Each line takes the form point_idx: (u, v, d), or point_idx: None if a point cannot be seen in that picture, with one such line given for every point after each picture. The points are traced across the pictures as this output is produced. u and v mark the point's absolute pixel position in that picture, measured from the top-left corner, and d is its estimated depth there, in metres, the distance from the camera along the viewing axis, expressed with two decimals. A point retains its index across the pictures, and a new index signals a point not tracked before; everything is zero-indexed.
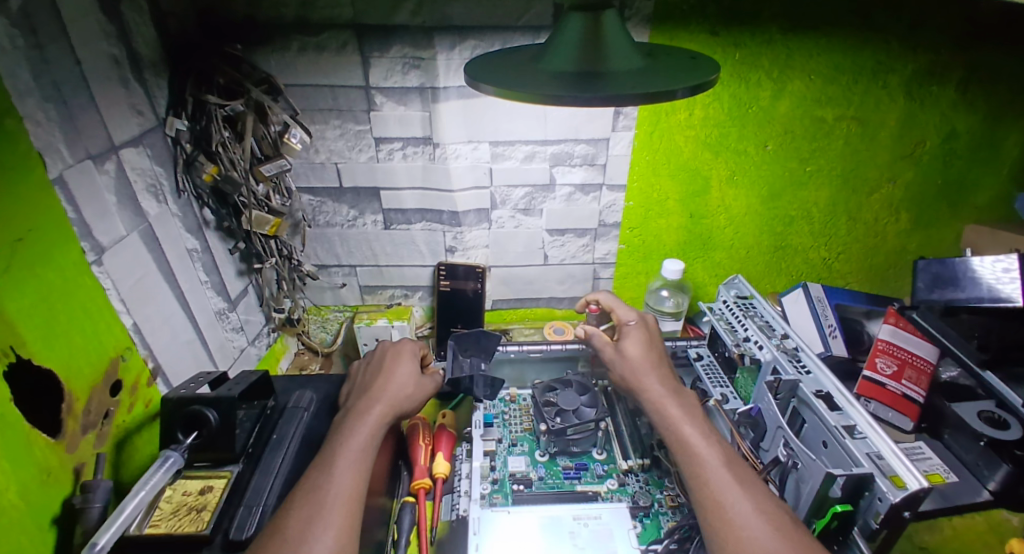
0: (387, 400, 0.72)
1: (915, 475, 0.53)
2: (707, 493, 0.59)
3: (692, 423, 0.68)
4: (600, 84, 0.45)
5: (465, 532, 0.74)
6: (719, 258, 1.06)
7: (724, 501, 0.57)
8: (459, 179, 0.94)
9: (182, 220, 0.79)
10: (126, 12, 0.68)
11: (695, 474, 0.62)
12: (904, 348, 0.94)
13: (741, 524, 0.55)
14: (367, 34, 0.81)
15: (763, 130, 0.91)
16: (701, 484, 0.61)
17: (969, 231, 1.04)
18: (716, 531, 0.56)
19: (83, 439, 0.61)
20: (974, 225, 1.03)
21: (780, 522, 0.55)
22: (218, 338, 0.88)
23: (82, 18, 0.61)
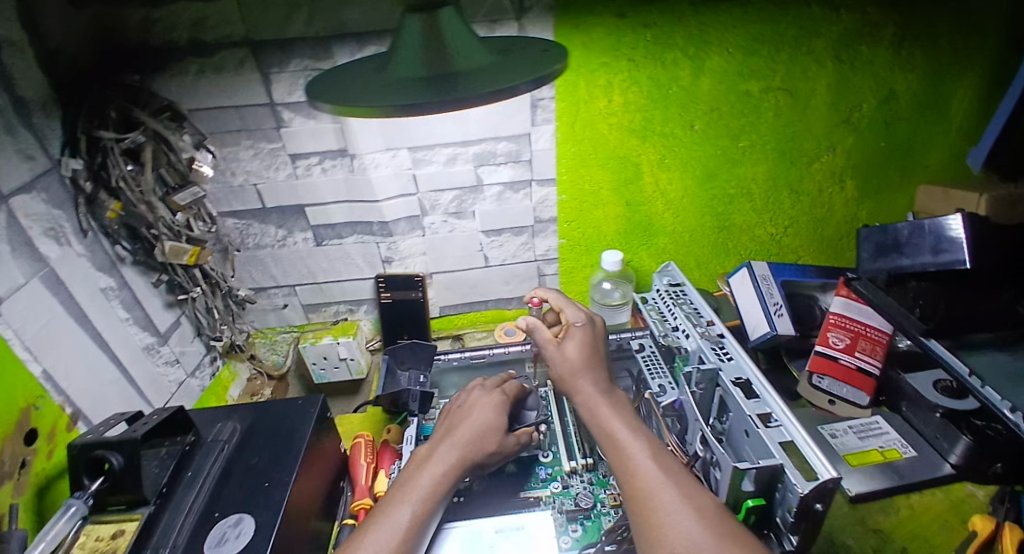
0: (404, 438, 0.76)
1: (826, 463, 0.50)
2: (635, 484, 0.58)
3: (622, 419, 0.68)
4: (456, 87, 0.42)
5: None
6: (663, 244, 1.04)
7: (656, 497, 0.55)
8: (383, 188, 0.92)
9: (89, 258, 0.77)
10: (4, 56, 0.65)
11: (630, 470, 0.60)
12: (857, 321, 0.89)
13: (667, 511, 0.54)
14: (263, 51, 0.78)
15: (688, 111, 0.87)
16: (631, 476, 0.59)
17: (923, 193, 1.00)
18: (644, 523, 0.54)
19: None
20: (927, 186, 0.99)
21: (706, 507, 0.54)
22: (148, 373, 0.87)
23: None
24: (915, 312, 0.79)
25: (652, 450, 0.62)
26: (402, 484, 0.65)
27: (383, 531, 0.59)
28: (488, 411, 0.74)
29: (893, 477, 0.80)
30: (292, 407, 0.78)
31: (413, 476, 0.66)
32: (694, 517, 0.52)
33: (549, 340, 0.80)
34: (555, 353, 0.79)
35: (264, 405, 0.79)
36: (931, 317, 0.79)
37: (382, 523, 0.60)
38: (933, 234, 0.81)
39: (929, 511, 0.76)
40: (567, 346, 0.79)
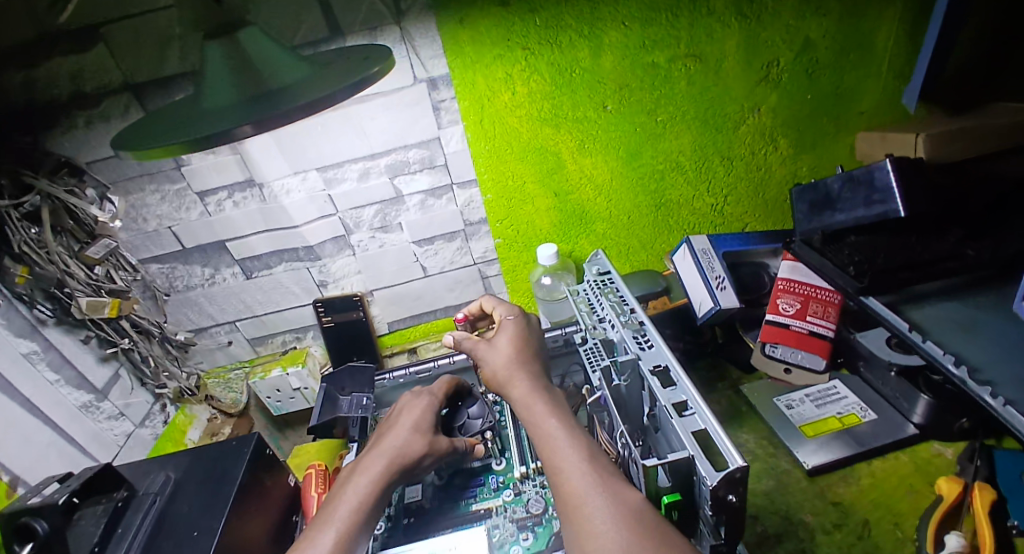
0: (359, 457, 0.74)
1: (734, 451, 0.46)
2: (565, 490, 0.52)
3: (560, 417, 0.62)
4: (269, 103, 0.39)
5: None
6: (602, 230, 1.01)
7: (583, 507, 0.49)
8: (300, 212, 0.90)
9: (6, 326, 0.74)
10: None
11: (559, 474, 0.54)
12: (805, 284, 0.86)
13: (595, 518, 0.47)
14: (145, 93, 0.75)
15: (597, 92, 0.84)
16: (560, 482, 0.53)
17: (862, 140, 0.95)
18: (574, 533, 0.48)
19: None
20: (866, 133, 0.94)
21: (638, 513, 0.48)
22: (88, 432, 0.85)
23: None
24: (849, 271, 0.76)
25: (585, 452, 0.55)
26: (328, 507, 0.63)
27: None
28: (415, 415, 0.75)
29: (853, 445, 0.77)
30: (226, 448, 0.76)
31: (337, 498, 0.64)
32: (622, 522, 0.46)
33: (475, 341, 0.76)
34: (488, 353, 0.73)
35: (200, 451, 0.76)
36: (864, 273, 0.75)
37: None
38: (865, 187, 0.79)
39: (893, 475, 0.73)
40: (499, 345, 0.74)
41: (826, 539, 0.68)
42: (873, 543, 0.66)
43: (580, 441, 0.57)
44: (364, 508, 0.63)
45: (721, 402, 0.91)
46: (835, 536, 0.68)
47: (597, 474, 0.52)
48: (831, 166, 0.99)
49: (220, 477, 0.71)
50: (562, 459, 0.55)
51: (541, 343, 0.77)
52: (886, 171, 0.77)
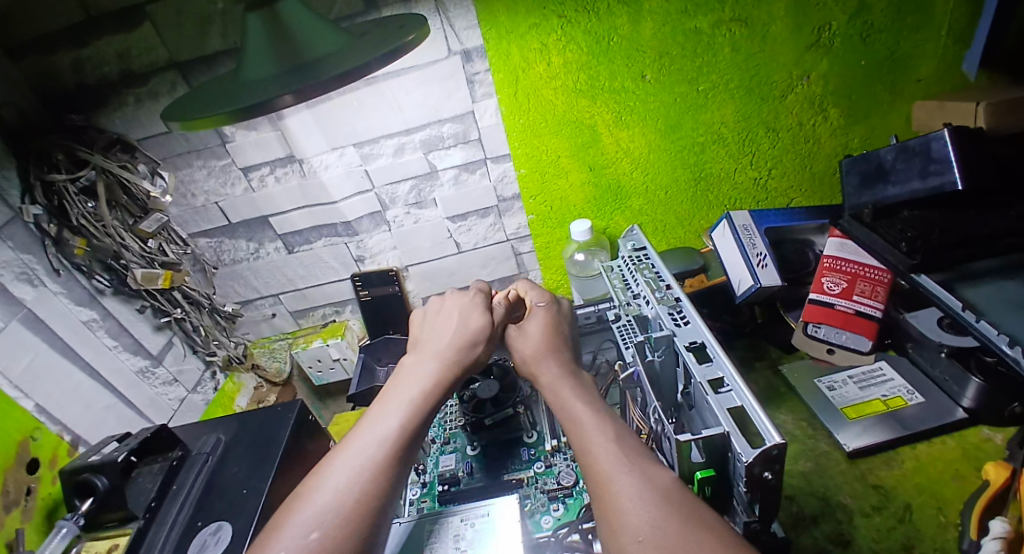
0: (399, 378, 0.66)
1: (772, 428, 0.45)
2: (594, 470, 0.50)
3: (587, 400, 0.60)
4: (308, 73, 0.41)
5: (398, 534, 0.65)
6: (638, 206, 0.99)
7: (613, 487, 0.47)
8: (337, 188, 0.91)
9: (66, 295, 0.81)
10: None
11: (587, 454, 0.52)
12: (852, 262, 0.81)
13: (625, 496, 0.46)
14: (190, 70, 0.77)
15: (635, 60, 0.81)
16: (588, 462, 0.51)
17: (918, 109, 0.89)
18: (603, 513, 0.46)
19: (7, 516, 0.62)
20: (921, 102, 0.88)
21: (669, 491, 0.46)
22: (146, 396, 0.91)
23: None
24: (901, 247, 0.74)
25: (614, 436, 0.53)
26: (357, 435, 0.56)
27: (359, 450, 0.53)
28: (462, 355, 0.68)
29: (897, 428, 0.74)
30: (272, 413, 0.80)
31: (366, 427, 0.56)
32: (652, 499, 0.44)
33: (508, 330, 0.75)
34: (519, 341, 0.72)
35: (248, 416, 0.81)
36: (918, 249, 0.72)
37: (355, 444, 0.54)
38: (920, 157, 0.76)
39: (940, 461, 0.70)
40: (531, 332, 0.73)
41: (865, 522, 0.66)
42: (914, 528, 0.64)
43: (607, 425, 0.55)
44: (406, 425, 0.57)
45: (758, 382, 0.88)
46: (874, 519, 0.66)
47: (628, 457, 0.50)
48: (884, 137, 0.93)
49: (266, 440, 0.75)
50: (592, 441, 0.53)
51: (572, 333, 0.76)
52: (944, 142, 0.73)
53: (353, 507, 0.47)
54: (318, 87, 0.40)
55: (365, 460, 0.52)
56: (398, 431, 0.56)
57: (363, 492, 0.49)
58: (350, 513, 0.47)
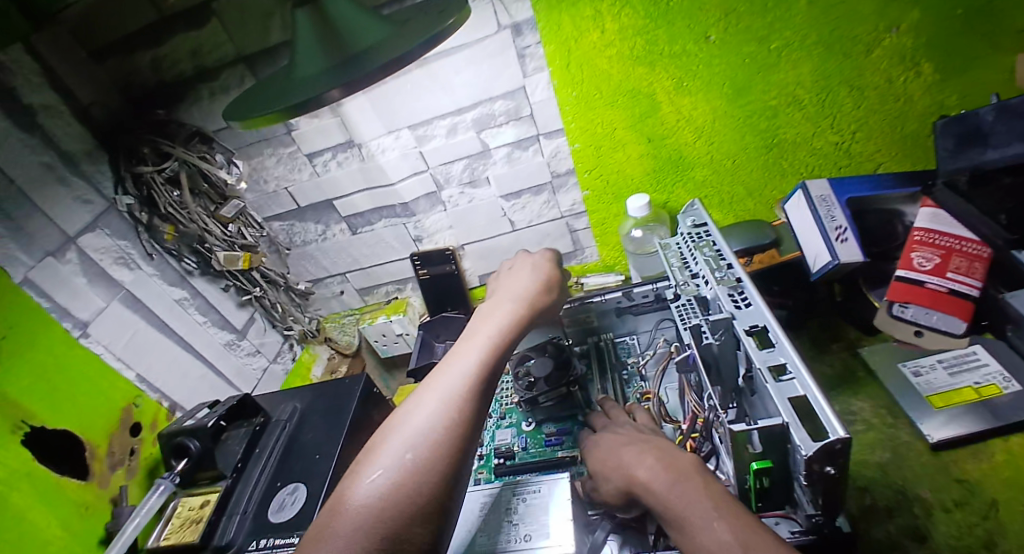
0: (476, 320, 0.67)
1: (836, 421, 0.42)
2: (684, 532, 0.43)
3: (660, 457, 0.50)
4: (351, 67, 0.41)
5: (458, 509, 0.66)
6: (702, 176, 0.93)
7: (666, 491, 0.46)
8: (395, 170, 0.94)
9: (161, 276, 0.88)
10: (42, 119, 0.74)
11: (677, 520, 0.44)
12: (946, 235, 0.73)
13: None
14: (255, 62, 0.81)
15: (697, 21, 0.75)
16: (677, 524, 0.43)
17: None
18: None
19: (114, 474, 0.72)
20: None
21: None
22: (233, 365, 0.99)
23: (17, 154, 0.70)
24: (1000, 219, 0.69)
25: (657, 453, 0.51)
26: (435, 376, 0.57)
27: (442, 384, 0.55)
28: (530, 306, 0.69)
29: (987, 418, 0.65)
30: (340, 385, 0.86)
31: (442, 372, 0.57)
32: None
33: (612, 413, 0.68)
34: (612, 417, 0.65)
35: (320, 387, 0.87)
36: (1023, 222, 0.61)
37: (437, 380, 0.56)
38: None
39: None
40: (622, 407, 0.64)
41: (945, 518, 0.60)
42: (997, 525, 0.57)
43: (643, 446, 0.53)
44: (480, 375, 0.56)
45: (833, 365, 0.82)
46: (955, 515, 0.59)
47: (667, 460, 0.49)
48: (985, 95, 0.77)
49: (335, 409, 0.81)
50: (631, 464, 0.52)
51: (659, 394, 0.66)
52: None
53: (441, 432, 0.49)
54: (363, 80, 0.41)
55: (450, 392, 0.54)
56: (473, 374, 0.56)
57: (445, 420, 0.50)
58: (440, 437, 0.49)
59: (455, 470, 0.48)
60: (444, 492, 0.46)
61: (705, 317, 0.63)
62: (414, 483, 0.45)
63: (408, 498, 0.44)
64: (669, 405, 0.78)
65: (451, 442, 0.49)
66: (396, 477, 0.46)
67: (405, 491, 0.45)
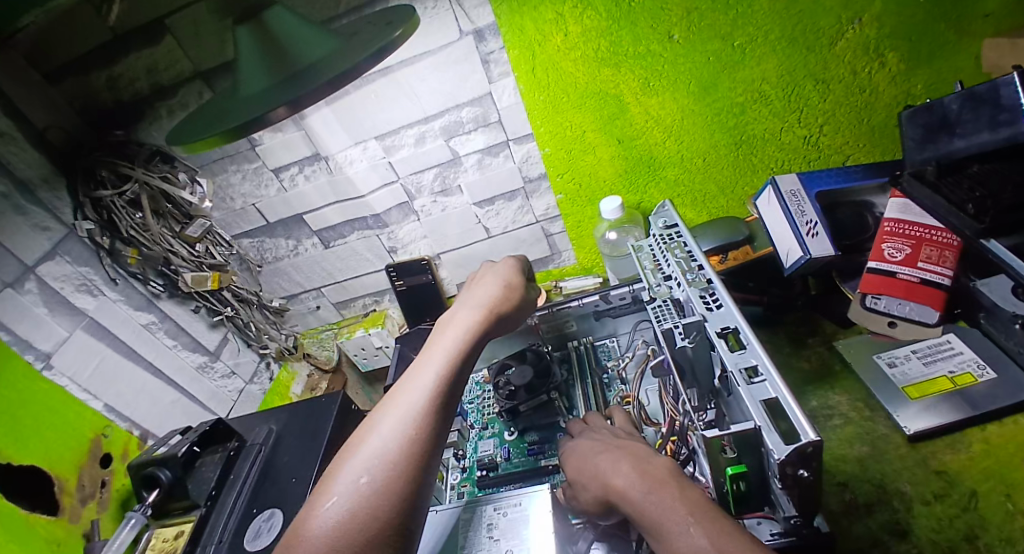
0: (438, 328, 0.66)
1: (807, 423, 0.42)
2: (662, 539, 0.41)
3: (636, 464, 0.49)
4: (293, 86, 0.40)
5: (442, 527, 0.64)
6: (674, 176, 0.93)
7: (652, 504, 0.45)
8: (364, 182, 0.92)
9: (126, 301, 0.85)
10: (1, 149, 0.72)
11: (654, 528, 0.42)
12: (916, 225, 0.73)
13: None
14: (213, 78, 0.79)
15: (660, 20, 0.75)
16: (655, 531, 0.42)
17: (988, 48, 0.73)
18: None
19: (84, 508, 0.71)
20: (993, 40, 0.73)
21: None
22: (207, 389, 0.97)
23: None
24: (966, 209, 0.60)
25: (632, 460, 0.50)
26: (394, 392, 0.56)
27: (400, 401, 0.54)
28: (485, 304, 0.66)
29: (964, 407, 0.65)
30: (317, 405, 0.84)
31: (401, 387, 0.56)
32: None
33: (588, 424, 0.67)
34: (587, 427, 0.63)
35: (297, 407, 0.85)
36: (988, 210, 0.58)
37: (397, 399, 0.54)
38: (987, 105, 0.61)
39: (1014, 443, 0.61)
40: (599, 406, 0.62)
41: (925, 511, 0.59)
42: (978, 516, 0.57)
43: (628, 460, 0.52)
44: (440, 389, 0.55)
45: (810, 360, 0.82)
46: (936, 508, 0.59)
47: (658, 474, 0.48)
48: (950, 83, 0.78)
49: (312, 430, 0.80)
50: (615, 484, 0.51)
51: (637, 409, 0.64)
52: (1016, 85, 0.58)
53: (400, 452, 0.48)
54: (309, 97, 0.40)
55: (409, 411, 0.52)
56: (432, 388, 0.55)
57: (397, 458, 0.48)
58: (398, 458, 0.48)
59: (414, 490, 0.47)
60: (404, 516, 0.45)
61: (680, 320, 0.62)
62: (369, 508, 0.44)
63: (364, 523, 0.43)
64: (649, 407, 0.78)
65: (405, 477, 0.47)
66: (351, 503, 0.45)
67: (360, 516, 0.44)
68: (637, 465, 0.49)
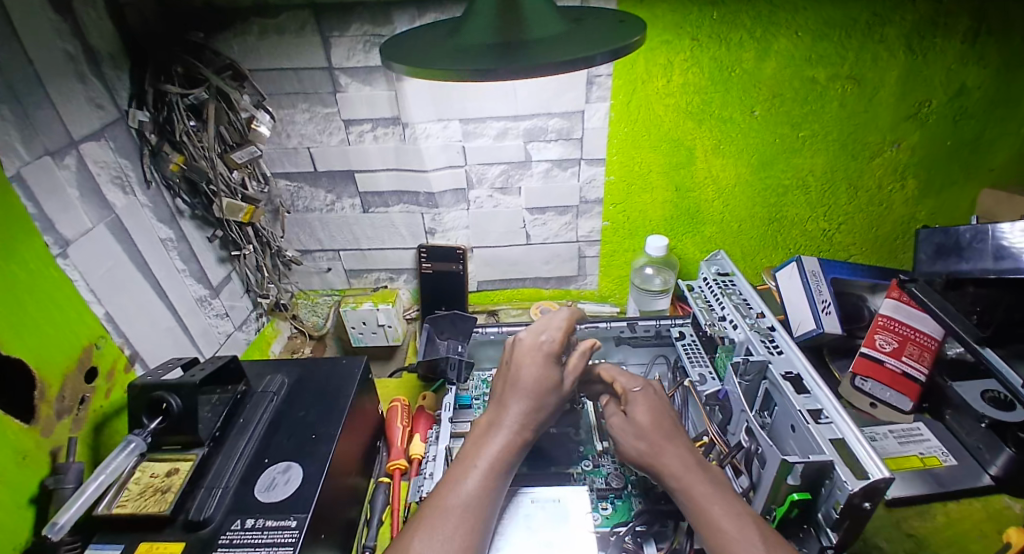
0: (496, 402, 0.66)
1: (877, 462, 0.49)
2: None
3: (721, 494, 0.56)
4: (521, 53, 0.41)
5: None
6: (710, 233, 1.02)
7: (711, 511, 0.54)
8: (431, 158, 0.92)
9: (153, 210, 0.78)
10: (79, 7, 0.66)
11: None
12: (904, 324, 0.84)
13: None
14: (324, 13, 0.78)
15: (749, 96, 0.84)
16: None
17: (986, 196, 0.93)
18: None
19: (59, 423, 0.61)
20: (991, 190, 0.92)
21: None
22: (201, 325, 0.88)
23: (39, 32, 0.60)
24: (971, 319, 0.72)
25: (713, 483, 0.57)
26: (444, 489, 0.57)
27: (453, 500, 0.55)
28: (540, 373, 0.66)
29: (930, 484, 0.75)
30: (338, 366, 0.80)
31: (453, 482, 0.58)
32: None
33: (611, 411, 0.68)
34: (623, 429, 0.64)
35: (312, 364, 0.80)
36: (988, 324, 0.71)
37: (448, 495, 0.56)
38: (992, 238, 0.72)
39: (967, 520, 0.72)
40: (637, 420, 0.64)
41: None
42: None
43: (682, 450, 0.60)
44: (487, 490, 0.57)
45: None
46: None
47: (714, 487, 0.56)
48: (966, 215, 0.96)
49: (332, 391, 0.76)
50: (665, 463, 0.59)
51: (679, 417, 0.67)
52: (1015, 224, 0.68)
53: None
54: (534, 62, 0.41)
55: (459, 515, 0.54)
56: (480, 490, 0.57)
57: (465, 532, 0.53)
58: None
59: None
60: None
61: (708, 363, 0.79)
62: None
63: None
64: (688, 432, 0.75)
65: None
66: None
67: None
68: (719, 494, 0.55)
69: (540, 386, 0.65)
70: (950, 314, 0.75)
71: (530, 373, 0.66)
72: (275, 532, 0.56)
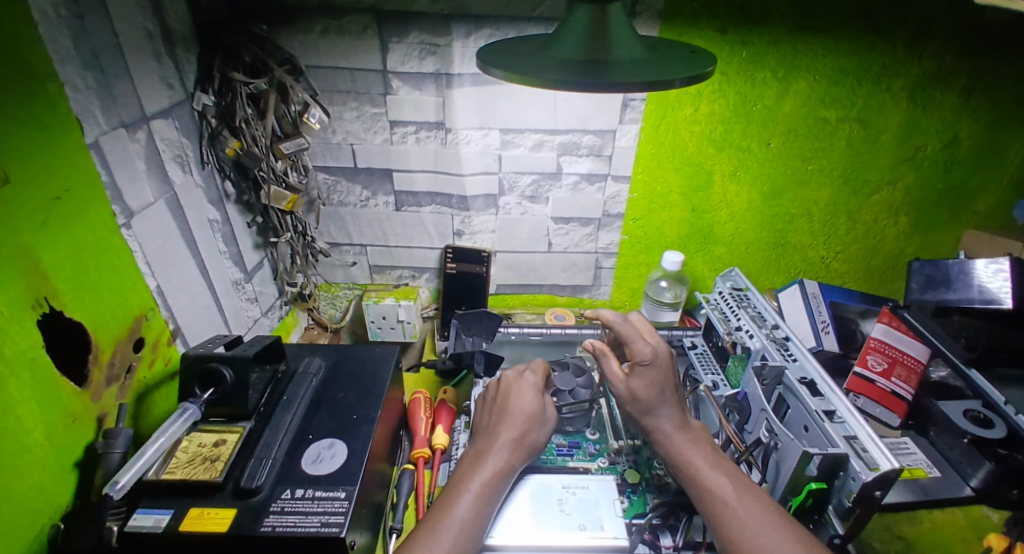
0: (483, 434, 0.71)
1: (888, 456, 0.55)
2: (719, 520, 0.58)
3: (704, 453, 0.65)
4: (608, 70, 0.47)
5: (515, 497, 0.70)
6: (719, 253, 1.10)
7: (696, 462, 0.64)
8: (469, 163, 0.97)
9: (204, 191, 0.81)
10: None
11: (717, 509, 0.59)
12: (896, 347, 0.90)
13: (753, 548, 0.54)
14: (387, 20, 0.83)
15: (767, 129, 0.93)
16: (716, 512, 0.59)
17: (968, 236, 1.04)
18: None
19: (107, 390, 0.63)
20: (974, 231, 1.03)
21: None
22: (233, 306, 0.90)
23: (127, 12, 0.64)
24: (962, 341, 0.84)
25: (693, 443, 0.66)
26: (436, 512, 0.61)
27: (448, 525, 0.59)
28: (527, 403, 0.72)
29: (918, 493, 0.82)
30: (372, 354, 0.83)
31: (446, 505, 0.61)
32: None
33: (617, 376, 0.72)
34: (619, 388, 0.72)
35: (347, 350, 0.84)
36: (977, 346, 0.82)
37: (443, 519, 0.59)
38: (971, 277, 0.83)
39: (951, 526, 0.80)
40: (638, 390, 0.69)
41: None
42: None
43: (673, 412, 0.68)
44: (475, 512, 0.61)
45: None
46: None
47: (693, 443, 0.66)
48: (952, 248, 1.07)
49: (368, 376, 0.79)
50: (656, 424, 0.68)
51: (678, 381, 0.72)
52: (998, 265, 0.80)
53: None
54: (620, 76, 0.46)
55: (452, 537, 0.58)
56: (471, 515, 0.60)
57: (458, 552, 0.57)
58: None
59: None
60: None
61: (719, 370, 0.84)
62: None
63: None
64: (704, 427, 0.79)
65: None
66: None
67: None
68: (700, 451, 0.65)
69: (529, 419, 0.71)
70: (944, 339, 0.87)
71: (519, 404, 0.72)
72: (325, 502, 0.59)
